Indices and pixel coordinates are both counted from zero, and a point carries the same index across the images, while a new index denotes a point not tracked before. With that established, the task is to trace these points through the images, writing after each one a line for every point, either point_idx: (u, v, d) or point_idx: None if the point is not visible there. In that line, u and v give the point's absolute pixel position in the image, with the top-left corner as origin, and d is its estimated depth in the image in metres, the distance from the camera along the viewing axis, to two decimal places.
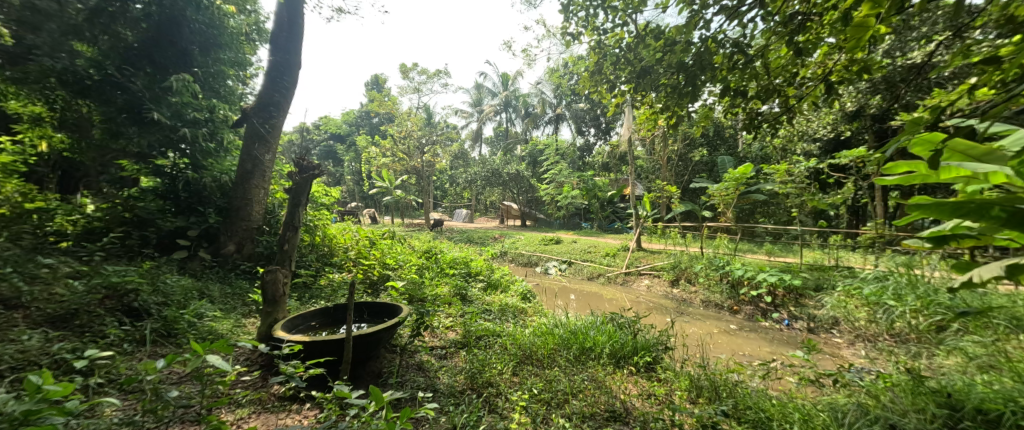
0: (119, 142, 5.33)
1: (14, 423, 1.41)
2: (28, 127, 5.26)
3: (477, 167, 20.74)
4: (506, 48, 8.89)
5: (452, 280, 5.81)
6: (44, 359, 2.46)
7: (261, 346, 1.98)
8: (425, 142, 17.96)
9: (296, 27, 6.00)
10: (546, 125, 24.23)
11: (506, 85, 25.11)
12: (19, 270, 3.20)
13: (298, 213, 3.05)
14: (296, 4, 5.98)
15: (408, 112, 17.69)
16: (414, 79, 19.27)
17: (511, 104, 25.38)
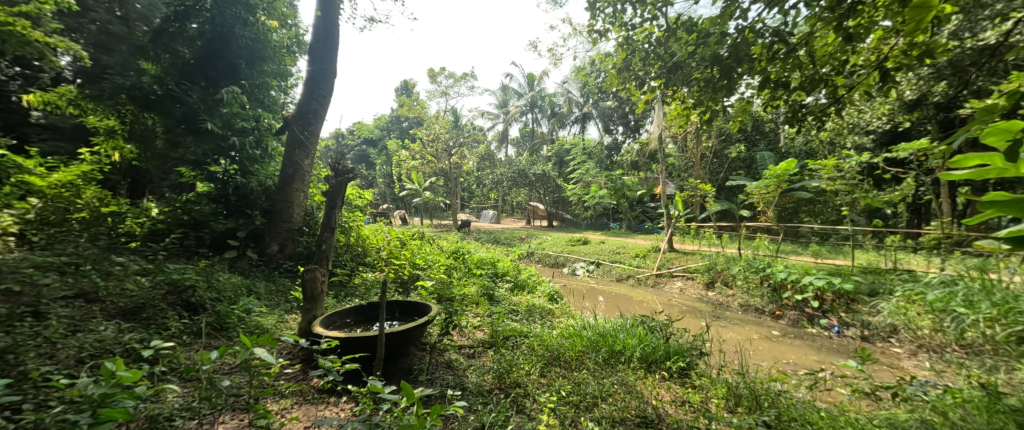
0: (179, 151, 5.81)
1: (94, 404, 1.62)
2: (104, 139, 5.80)
3: (504, 169, 20.77)
4: (533, 48, 8.89)
5: (479, 280, 5.88)
6: (116, 348, 2.73)
7: (303, 341, 2.13)
8: (453, 144, 18.32)
9: (332, 38, 6.31)
10: (573, 124, 23.98)
11: (533, 85, 25.05)
12: (97, 267, 3.57)
13: (334, 214, 3.20)
14: (331, 17, 6.30)
15: (436, 116, 18.14)
16: (442, 83, 19.69)
17: (538, 104, 25.31)
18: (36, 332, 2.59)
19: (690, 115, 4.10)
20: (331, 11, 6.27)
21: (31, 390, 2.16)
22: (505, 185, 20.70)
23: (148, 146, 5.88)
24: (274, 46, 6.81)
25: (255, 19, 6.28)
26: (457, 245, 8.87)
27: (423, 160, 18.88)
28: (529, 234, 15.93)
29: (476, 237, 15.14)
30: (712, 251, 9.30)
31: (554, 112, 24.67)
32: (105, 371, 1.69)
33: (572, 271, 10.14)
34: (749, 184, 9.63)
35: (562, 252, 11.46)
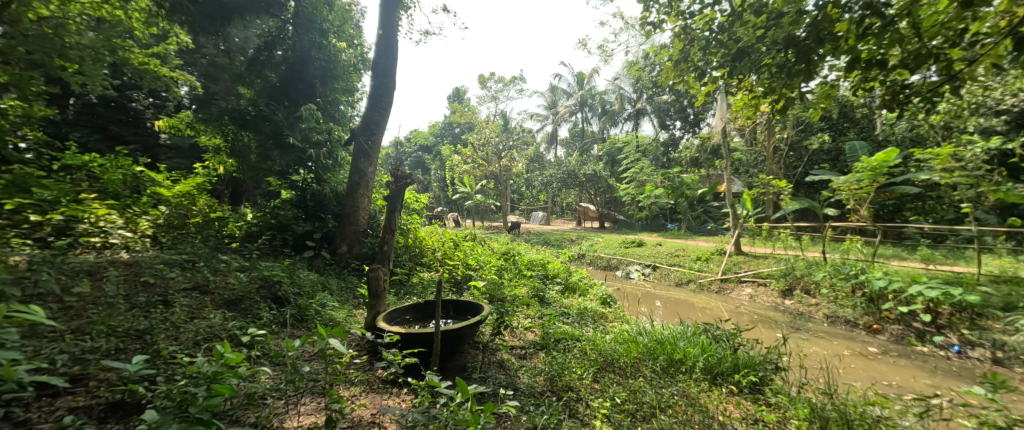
0: (268, 163, 6.62)
1: (208, 379, 1.97)
2: (212, 155, 6.86)
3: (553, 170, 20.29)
4: (581, 46, 8.72)
5: (530, 282, 5.91)
6: (224, 333, 3.20)
7: (369, 334, 2.39)
8: (502, 147, 18.69)
9: (392, 53, 6.79)
10: (625, 121, 23.12)
11: (582, 84, 24.45)
12: (208, 264, 4.22)
13: (395, 218, 3.43)
14: (392, 34, 6.78)
15: (487, 120, 18.58)
16: (491, 88, 20.14)
17: (588, 103, 24.73)
18: (165, 318, 3.13)
19: (759, 104, 3.73)
20: (391, 29, 6.75)
21: (162, 365, 2.61)
22: (555, 186, 20.04)
23: (245, 159, 6.77)
24: (346, 65, 7.46)
25: (327, 42, 6.97)
26: (508, 246, 9.01)
27: (475, 163, 19.33)
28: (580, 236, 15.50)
29: (527, 238, 15.10)
30: (789, 255, 8.34)
31: (605, 110, 24.00)
32: (215, 352, 2.08)
33: (627, 274, 9.68)
34: (835, 178, 8.33)
35: (614, 255, 11.01)
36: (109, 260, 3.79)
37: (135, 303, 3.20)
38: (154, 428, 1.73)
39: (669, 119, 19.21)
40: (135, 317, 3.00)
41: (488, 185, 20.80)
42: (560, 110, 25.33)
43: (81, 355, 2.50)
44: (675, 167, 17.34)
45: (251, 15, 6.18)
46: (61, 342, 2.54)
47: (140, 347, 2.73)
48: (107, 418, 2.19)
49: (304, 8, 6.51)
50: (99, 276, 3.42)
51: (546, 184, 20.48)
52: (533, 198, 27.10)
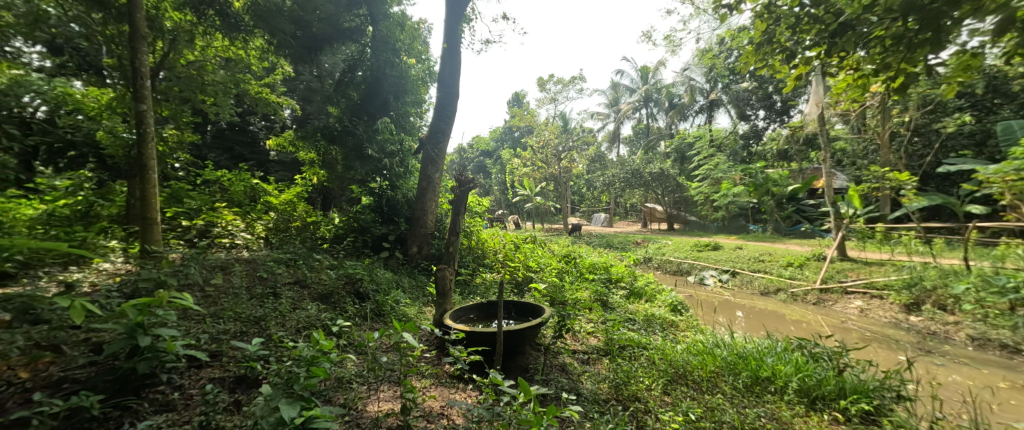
0: (351, 172, 7.37)
1: (309, 361, 2.32)
2: (308, 168, 7.84)
3: (615, 170, 19.27)
4: (646, 39, 8.27)
5: (592, 286, 5.71)
6: (318, 323, 3.63)
7: (437, 330, 2.57)
8: (562, 149, 18.50)
9: (456, 65, 7.15)
10: (697, 114, 21.27)
11: (646, 79, 23.08)
12: (305, 262, 4.84)
13: (459, 220, 3.60)
14: (455, 46, 7.13)
15: (546, 122, 18.47)
16: (551, 90, 20.00)
17: (654, 98, 23.17)
18: (275, 307, 3.67)
19: (868, 83, 3.13)
20: (455, 41, 7.10)
21: (274, 347, 3.06)
22: (618, 186, 18.81)
23: (333, 170, 7.61)
24: (417, 79, 8.00)
25: (400, 59, 7.46)
26: (569, 249, 8.87)
27: (534, 166, 19.31)
28: (646, 238, 14.51)
29: (588, 240, 14.49)
30: (916, 262, 6.93)
31: (673, 104, 22.38)
32: (312, 339, 2.43)
33: (700, 280, 8.80)
34: (983, 168, 6.72)
35: (685, 259, 10.10)
36: (234, 258, 4.55)
37: (254, 294, 3.81)
38: (269, 402, 2.03)
39: (748, 108, 17.15)
40: (253, 305, 3.57)
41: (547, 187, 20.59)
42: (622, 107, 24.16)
43: (217, 335, 3.04)
44: (760, 161, 15.41)
45: (337, 43, 6.94)
46: (203, 323, 3.12)
47: (257, 331, 3.24)
48: (234, 388, 2.64)
49: (381, 31, 7.08)
50: (228, 271, 4.12)
51: (607, 185, 19.44)
52: (596, 199, 26.21)
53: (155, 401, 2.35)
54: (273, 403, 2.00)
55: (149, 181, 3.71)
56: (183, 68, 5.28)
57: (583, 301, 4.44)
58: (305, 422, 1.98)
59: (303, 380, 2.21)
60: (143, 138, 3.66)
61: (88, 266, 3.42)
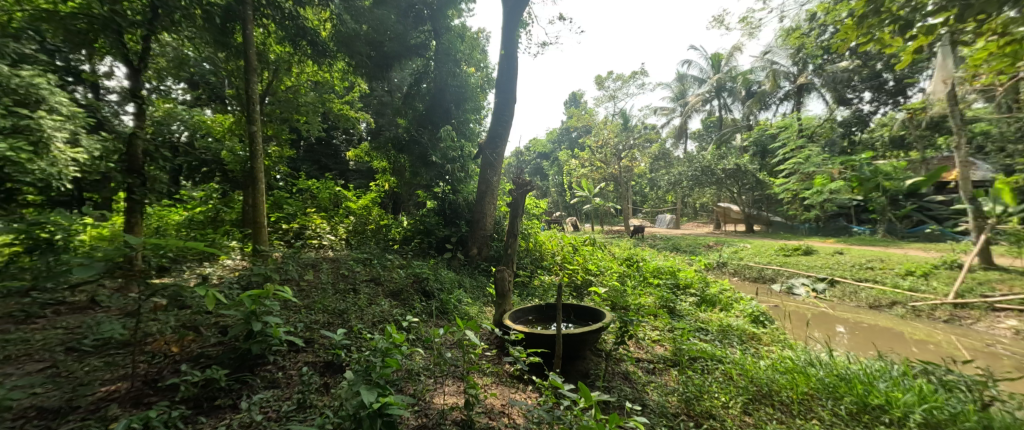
0: (418, 178, 7.85)
1: (383, 353, 2.56)
2: (381, 175, 8.52)
3: (682, 167, 17.61)
4: (716, 25, 7.60)
5: (656, 291, 5.35)
6: (390, 318, 3.92)
7: (498, 329, 2.65)
8: (622, 148, 17.86)
9: (512, 71, 7.29)
10: (781, 102, 18.90)
11: (719, 67, 21.19)
12: (379, 262, 5.27)
13: (516, 222, 3.66)
14: (512, 53, 7.29)
15: (604, 121, 18.16)
16: (609, 87, 19.25)
17: (726, 87, 20.75)
18: (354, 302, 4.05)
19: (1021, 49, 2.62)
20: (512, 48, 7.26)
21: (354, 337, 3.37)
22: (685, 185, 17.15)
23: (402, 176, 8.16)
24: (475, 87, 8.32)
25: (460, 70, 7.86)
26: (631, 252, 8.46)
27: (594, 166, 18.63)
28: (720, 241, 13.15)
29: (652, 243, 13.47)
30: None
31: (750, 92, 20.19)
32: (386, 332, 2.68)
33: (789, 289, 7.65)
34: None
35: (769, 265, 8.92)
36: (320, 257, 5.11)
37: (337, 289, 4.25)
38: (351, 386, 2.25)
39: (849, 91, 14.69)
40: (337, 299, 3.99)
41: (606, 188, 19.70)
42: (689, 100, 22.39)
43: (309, 324, 3.44)
44: (865, 152, 13.07)
45: (406, 58, 7.59)
46: (299, 313, 3.56)
47: (341, 322, 3.59)
48: (323, 371, 2.95)
49: (443, 44, 7.50)
50: (317, 268, 4.65)
51: (672, 184, 17.64)
52: (660, 199, 24.63)
53: (264, 378, 2.72)
54: (355, 387, 2.23)
55: (256, 190, 4.31)
56: (282, 93, 6.22)
57: (647, 307, 4.21)
58: (381, 407, 2.16)
59: (379, 369, 2.42)
60: (254, 156, 4.30)
61: (216, 261, 4.11)
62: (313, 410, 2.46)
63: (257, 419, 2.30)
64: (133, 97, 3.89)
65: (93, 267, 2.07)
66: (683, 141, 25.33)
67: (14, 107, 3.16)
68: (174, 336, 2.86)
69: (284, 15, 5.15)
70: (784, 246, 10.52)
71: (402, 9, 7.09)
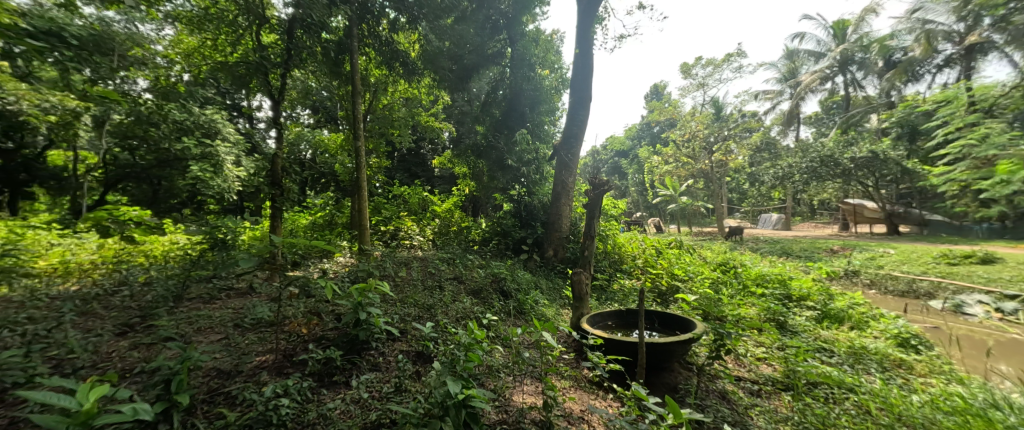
0: (495, 182, 8.09)
1: (467, 349, 2.71)
2: (462, 180, 9.00)
3: (792, 159, 14.94)
4: None
5: (761, 302, 4.66)
6: (471, 315, 4.13)
7: (574, 332, 2.61)
8: (714, 140, 15.89)
9: (587, 69, 7.15)
10: (942, 68, 14.91)
11: (841, 36, 17.58)
12: (460, 262, 5.60)
13: (593, 224, 3.63)
14: (587, 51, 7.17)
15: (691, 113, 16.43)
16: (698, 74, 17.27)
17: (854, 59, 17.01)
18: (440, 297, 4.35)
19: None
20: (587, 46, 7.14)
21: (441, 331, 3.63)
22: (797, 179, 14.51)
23: (480, 180, 8.51)
24: (549, 89, 8.37)
25: (535, 73, 8.00)
26: (727, 256, 7.49)
27: (679, 162, 16.82)
28: (847, 246, 10.79)
29: (753, 247, 11.62)
30: None
31: (889, 62, 16.26)
32: (469, 328, 2.84)
33: (957, 307, 5.88)
34: None
35: (923, 275, 7.03)
36: (413, 256, 5.65)
37: (426, 284, 4.64)
38: (439, 376, 2.44)
39: None
40: (426, 295, 4.31)
41: (695, 185, 17.71)
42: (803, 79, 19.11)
43: (403, 316, 3.78)
44: None
45: (483, 68, 7.97)
46: (396, 306, 3.96)
47: (429, 316, 3.89)
48: (415, 359, 3.24)
49: (519, 50, 7.71)
50: (408, 265, 5.13)
51: (779, 179, 15.08)
52: (764, 196, 21.56)
53: (369, 361, 3.09)
54: (442, 376, 2.42)
55: (360, 197, 4.95)
56: (380, 111, 7.05)
57: (751, 321, 3.67)
58: (466, 398, 2.32)
59: (462, 363, 2.59)
60: (359, 167, 4.97)
61: (331, 258, 4.84)
62: (408, 394, 2.73)
63: (365, 397, 2.65)
64: (275, 124, 4.79)
65: (251, 258, 2.64)
66: (796, 126, 21.70)
67: (202, 139, 4.33)
68: (303, 319, 3.36)
69: (382, 41, 5.84)
70: (947, 252, 8.27)
71: (480, 22, 7.40)
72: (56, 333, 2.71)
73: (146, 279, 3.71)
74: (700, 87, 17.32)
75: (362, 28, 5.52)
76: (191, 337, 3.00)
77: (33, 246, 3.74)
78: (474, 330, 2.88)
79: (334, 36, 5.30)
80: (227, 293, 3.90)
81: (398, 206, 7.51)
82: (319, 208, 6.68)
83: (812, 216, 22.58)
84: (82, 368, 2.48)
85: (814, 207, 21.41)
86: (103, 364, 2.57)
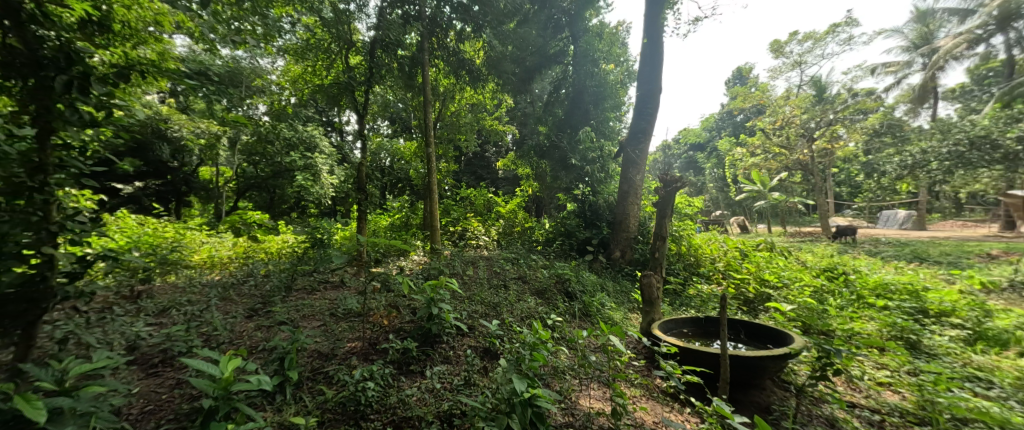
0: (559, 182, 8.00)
1: (533, 349, 2.72)
2: (526, 181, 9.06)
3: (929, 142, 12.14)
4: None
5: (881, 316, 3.89)
6: (535, 314, 4.14)
7: (645, 339, 2.44)
8: (816, 125, 13.69)
9: (656, 59, 6.69)
10: None
11: None
12: (525, 262, 5.65)
13: (664, 223, 3.48)
14: (656, 40, 6.72)
15: (784, 96, 14.32)
16: (793, 52, 14.89)
17: None
18: (506, 296, 4.42)
19: None
20: (655, 34, 6.69)
21: (507, 329, 3.70)
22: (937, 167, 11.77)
23: (543, 180, 8.50)
24: (615, 84, 8.04)
25: (598, 69, 7.79)
26: (836, 260, 6.39)
27: (769, 153, 14.56)
28: (1013, 249, 8.42)
29: (870, 250, 9.68)
30: None
31: None
32: (534, 329, 2.84)
33: None
34: None
35: None
36: (480, 256, 5.86)
37: (492, 283, 4.76)
38: (506, 373, 2.48)
39: None
40: (492, 293, 4.41)
41: (792, 178, 15.36)
42: (942, 44, 15.45)
43: (472, 313, 3.92)
44: None
45: (546, 68, 7.95)
46: (465, 302, 4.13)
47: (494, 314, 3.99)
48: (482, 355, 3.35)
49: (581, 47, 7.55)
50: (475, 264, 5.34)
51: (908, 167, 12.42)
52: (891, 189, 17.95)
53: (441, 354, 3.27)
54: (508, 374, 2.47)
55: (431, 200, 5.28)
56: (449, 117, 7.45)
57: (869, 338, 3.05)
58: (531, 398, 2.34)
59: (527, 362, 2.62)
60: (429, 172, 5.33)
61: (405, 257, 5.26)
62: (476, 388, 2.85)
63: (437, 387, 2.82)
64: (361, 136, 5.34)
65: (343, 255, 3.00)
66: (930, 102, 17.59)
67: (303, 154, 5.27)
68: (385, 312, 3.68)
69: (450, 52, 6.13)
70: None
71: (542, 23, 7.43)
72: (206, 314, 3.37)
73: (266, 271, 4.42)
74: (796, 65, 14.93)
75: (431, 42, 5.85)
76: (297, 322, 3.51)
77: (190, 244, 4.70)
78: (538, 331, 2.87)
79: (408, 52, 5.72)
80: (325, 285, 4.41)
81: (465, 207, 7.84)
82: (397, 211, 7.44)
83: (960, 212, 18.24)
84: (223, 343, 3.05)
85: (963, 201, 17.27)
86: (237, 341, 3.12)
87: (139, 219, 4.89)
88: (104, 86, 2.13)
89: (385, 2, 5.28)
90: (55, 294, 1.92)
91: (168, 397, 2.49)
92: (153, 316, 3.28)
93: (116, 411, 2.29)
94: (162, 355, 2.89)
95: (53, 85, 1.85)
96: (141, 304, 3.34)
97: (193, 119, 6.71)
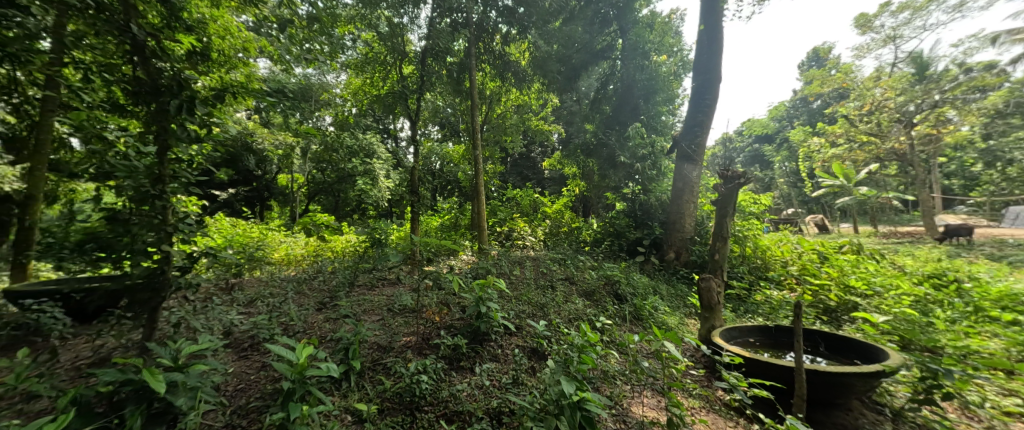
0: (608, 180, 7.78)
1: (582, 351, 2.66)
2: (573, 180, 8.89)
3: None
4: None
5: (1009, 332, 3.21)
6: (585, 316, 4.04)
7: (704, 347, 2.26)
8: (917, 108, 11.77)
9: (715, 46, 6.18)
10: None
11: None
12: (574, 262, 5.55)
13: (725, 222, 3.22)
14: (715, 25, 6.20)
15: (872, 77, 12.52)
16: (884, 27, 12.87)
17: None
18: (553, 297, 4.37)
19: None
20: (714, 19, 6.18)
21: (554, 330, 3.66)
22: None
23: (590, 179, 8.31)
24: (667, 76, 7.61)
25: (649, 61, 7.40)
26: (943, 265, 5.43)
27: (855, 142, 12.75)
28: None
29: (992, 253, 8.09)
30: None
31: None
32: (583, 331, 2.76)
33: None
34: None
35: None
36: (526, 256, 5.86)
37: (539, 283, 4.72)
38: (553, 374, 2.44)
39: None
40: (539, 293, 4.38)
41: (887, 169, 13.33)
42: None
43: (519, 313, 3.92)
44: None
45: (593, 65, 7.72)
46: (513, 302, 4.14)
47: (541, 314, 3.96)
48: (530, 355, 3.35)
49: (630, 40, 7.23)
50: (522, 263, 5.35)
51: None
52: None
53: (490, 352, 3.32)
54: (555, 376, 2.44)
55: (479, 201, 5.38)
56: (496, 119, 7.57)
57: (992, 359, 2.52)
58: (581, 401, 2.28)
59: (576, 364, 2.57)
60: (477, 172, 5.45)
61: (455, 256, 5.44)
62: (524, 388, 2.85)
63: (486, 384, 2.87)
64: (413, 141, 5.61)
65: (399, 253, 3.16)
66: None
67: None
68: (437, 308, 3.82)
69: (496, 55, 6.23)
70: None
71: (588, 18, 7.21)
72: (284, 306, 3.77)
73: (332, 268, 4.83)
74: (888, 41, 12.86)
75: (479, 46, 5.98)
76: (359, 315, 3.78)
77: (272, 242, 5.28)
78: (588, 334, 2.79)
79: (456, 57, 5.89)
80: (382, 281, 4.72)
81: (512, 208, 7.90)
82: (447, 212, 7.71)
83: None
84: (298, 332, 3.39)
85: None
86: (309, 330, 3.44)
87: (232, 221, 5.61)
88: (205, 106, 2.43)
89: (434, 12, 5.45)
90: (171, 284, 2.24)
91: (256, 377, 2.82)
92: (244, 305, 3.74)
93: (217, 387, 2.66)
94: (251, 340, 3.31)
95: (168, 109, 2.15)
96: (234, 296, 3.83)
97: (273, 132, 7.55)
